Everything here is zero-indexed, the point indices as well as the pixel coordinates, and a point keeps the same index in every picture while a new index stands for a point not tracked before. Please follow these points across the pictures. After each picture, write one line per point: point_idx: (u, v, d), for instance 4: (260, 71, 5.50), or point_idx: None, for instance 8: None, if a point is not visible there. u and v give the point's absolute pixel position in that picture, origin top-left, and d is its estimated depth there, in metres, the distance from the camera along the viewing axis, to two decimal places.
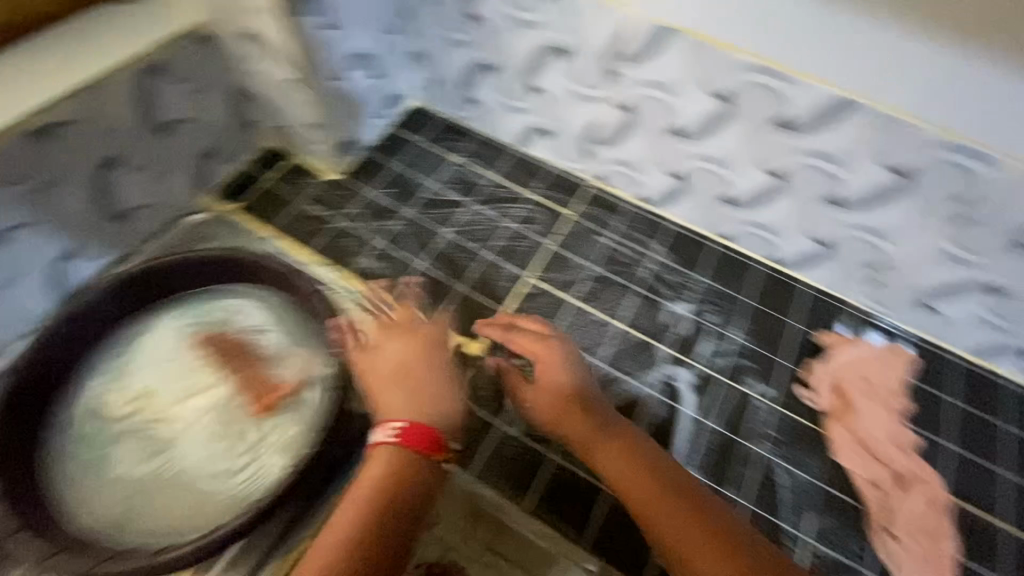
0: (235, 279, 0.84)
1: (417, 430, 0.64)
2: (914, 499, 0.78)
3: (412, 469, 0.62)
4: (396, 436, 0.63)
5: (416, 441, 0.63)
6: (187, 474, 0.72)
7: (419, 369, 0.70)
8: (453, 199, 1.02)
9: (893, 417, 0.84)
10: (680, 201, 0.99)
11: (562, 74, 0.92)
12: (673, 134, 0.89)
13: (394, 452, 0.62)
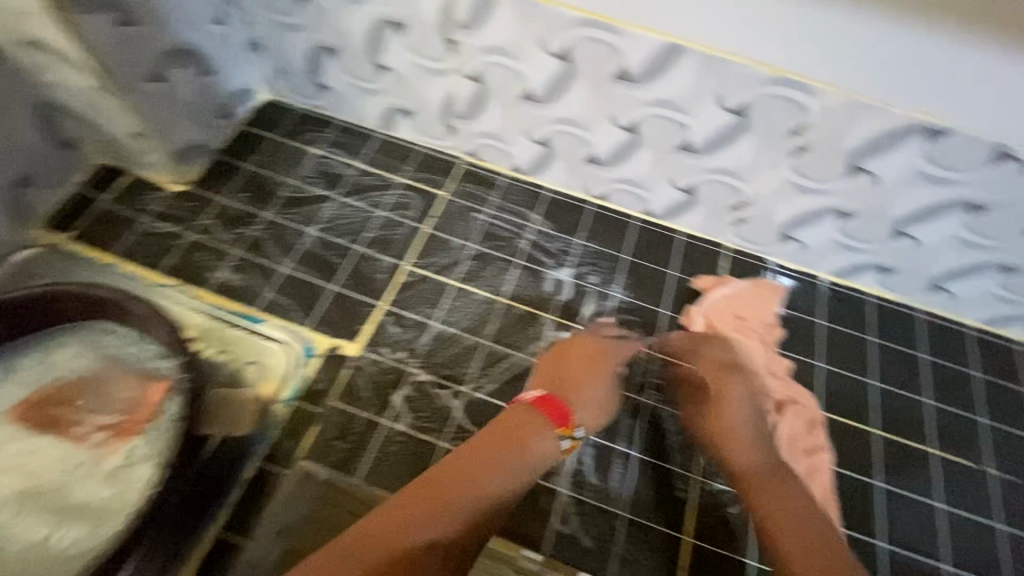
0: (65, 316, 0.76)
1: (549, 401, 0.75)
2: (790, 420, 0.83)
3: (525, 432, 0.71)
4: (530, 399, 0.75)
5: (547, 410, 0.74)
6: (38, 534, 0.66)
7: (578, 370, 0.79)
8: (317, 194, 0.97)
9: (764, 347, 0.88)
10: (550, 167, 0.98)
11: (404, 50, 0.87)
12: (526, 100, 0.87)
13: (529, 411, 0.74)
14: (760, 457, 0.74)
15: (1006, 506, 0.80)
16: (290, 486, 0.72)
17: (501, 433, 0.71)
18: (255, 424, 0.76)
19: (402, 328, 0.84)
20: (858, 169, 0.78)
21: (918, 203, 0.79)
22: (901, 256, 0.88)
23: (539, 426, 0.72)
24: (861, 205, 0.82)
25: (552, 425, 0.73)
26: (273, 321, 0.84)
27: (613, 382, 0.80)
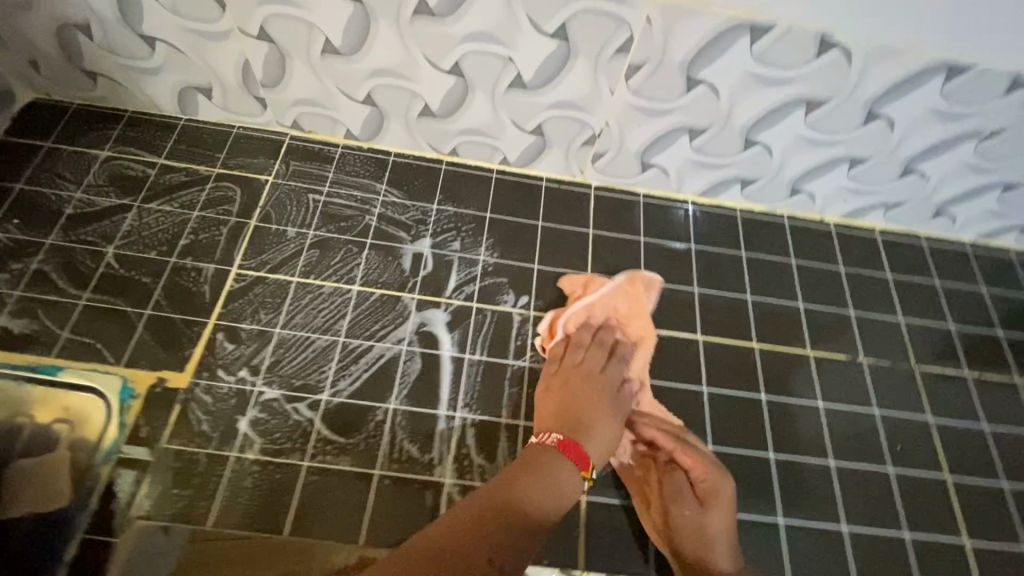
0: None
1: (572, 445, 0.69)
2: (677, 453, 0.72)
3: (554, 482, 0.66)
4: (556, 442, 0.68)
5: (573, 454, 0.68)
6: None
7: (586, 400, 0.73)
8: (112, 204, 0.80)
9: (631, 369, 0.78)
10: (386, 128, 0.87)
11: (167, 14, 0.73)
12: (329, 55, 0.75)
13: (556, 456, 0.67)
14: (717, 536, 0.68)
15: (879, 389, 0.83)
16: (124, 556, 0.61)
17: (540, 479, 0.66)
18: (73, 491, 0.63)
19: (238, 343, 0.73)
20: (693, 81, 0.73)
21: (760, 108, 0.76)
22: (755, 165, 0.86)
23: (565, 476, 0.67)
24: (706, 119, 0.79)
25: (577, 472, 0.68)
26: (75, 366, 0.69)
27: (602, 428, 0.72)
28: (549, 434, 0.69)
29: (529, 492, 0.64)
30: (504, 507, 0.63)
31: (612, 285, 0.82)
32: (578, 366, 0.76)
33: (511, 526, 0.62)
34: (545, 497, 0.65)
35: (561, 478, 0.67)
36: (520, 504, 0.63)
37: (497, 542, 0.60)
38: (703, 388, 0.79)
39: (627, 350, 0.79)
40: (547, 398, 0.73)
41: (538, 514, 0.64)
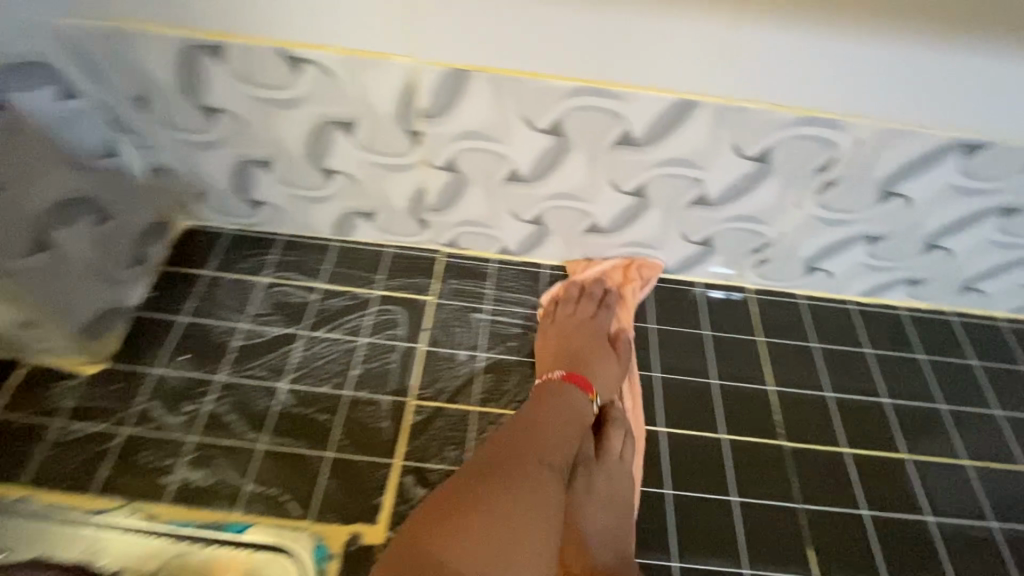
0: None
1: (575, 374, 0.73)
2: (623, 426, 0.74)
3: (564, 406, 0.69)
4: (560, 376, 0.72)
5: (579, 383, 0.72)
6: None
7: (586, 350, 0.77)
8: (278, 334, 0.79)
9: (625, 325, 0.82)
10: (544, 244, 0.85)
11: (353, 149, 0.72)
12: (512, 181, 0.74)
13: (554, 385, 0.72)
14: (614, 519, 0.67)
15: None
16: None
17: (551, 409, 0.68)
18: None
19: (429, 488, 0.67)
20: (890, 194, 0.72)
21: (951, 216, 0.74)
22: (932, 267, 0.83)
23: (569, 398, 0.70)
24: (892, 228, 0.76)
25: (584, 396, 0.71)
26: (260, 522, 0.65)
27: (597, 357, 0.77)
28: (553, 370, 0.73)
29: (547, 415, 0.66)
30: (530, 429, 0.64)
31: (608, 261, 0.84)
32: (573, 317, 0.80)
33: (545, 437, 0.63)
34: (561, 416, 0.67)
35: (562, 405, 0.69)
36: (541, 424, 0.65)
37: (544, 446, 0.62)
38: (929, 516, 0.71)
39: (614, 304, 0.82)
40: (546, 339, 0.79)
41: (563, 427, 0.66)
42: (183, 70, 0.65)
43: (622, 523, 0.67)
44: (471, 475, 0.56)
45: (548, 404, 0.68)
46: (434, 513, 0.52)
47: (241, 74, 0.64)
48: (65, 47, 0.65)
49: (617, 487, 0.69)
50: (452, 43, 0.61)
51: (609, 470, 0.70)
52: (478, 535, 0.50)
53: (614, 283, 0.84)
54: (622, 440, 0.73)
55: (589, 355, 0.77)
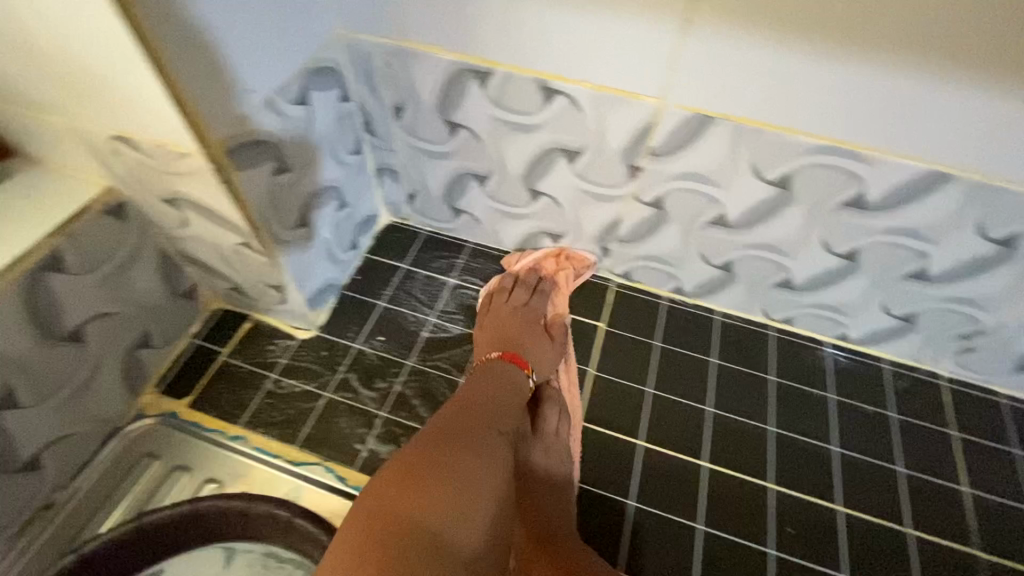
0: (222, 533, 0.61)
1: (510, 354, 0.76)
2: (557, 407, 0.77)
3: (502, 380, 0.71)
4: (497, 355, 0.75)
5: (515, 360, 0.75)
6: None
7: (520, 335, 0.79)
8: (463, 334, 0.84)
9: (559, 314, 0.85)
10: (724, 291, 0.85)
11: (570, 176, 0.77)
12: (715, 226, 0.75)
13: (493, 365, 0.73)
14: (544, 481, 0.73)
15: None
16: None
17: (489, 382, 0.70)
18: None
19: (588, 507, 0.73)
20: None
21: None
22: None
23: (508, 375, 0.72)
24: None
25: (520, 371, 0.73)
26: None
27: (532, 343, 0.79)
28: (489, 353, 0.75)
29: (489, 387, 0.69)
30: (479, 400, 0.65)
31: (541, 249, 0.90)
32: (508, 305, 0.83)
33: (491, 405, 0.65)
34: (504, 391, 0.69)
35: (496, 377, 0.71)
36: (487, 398, 0.66)
37: (490, 411, 0.64)
38: None
39: (548, 292, 0.86)
40: (483, 330, 0.81)
41: (503, 397, 0.68)
42: (446, 88, 0.72)
43: (555, 495, 0.72)
44: (435, 432, 0.57)
45: (487, 378, 0.70)
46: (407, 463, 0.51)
47: (496, 98, 0.70)
48: (353, 55, 0.72)
49: (549, 460, 0.74)
50: (705, 90, 0.61)
51: (541, 444, 0.75)
52: (457, 484, 0.50)
53: (547, 273, 0.88)
54: (557, 419, 0.77)
55: (528, 337, 0.80)
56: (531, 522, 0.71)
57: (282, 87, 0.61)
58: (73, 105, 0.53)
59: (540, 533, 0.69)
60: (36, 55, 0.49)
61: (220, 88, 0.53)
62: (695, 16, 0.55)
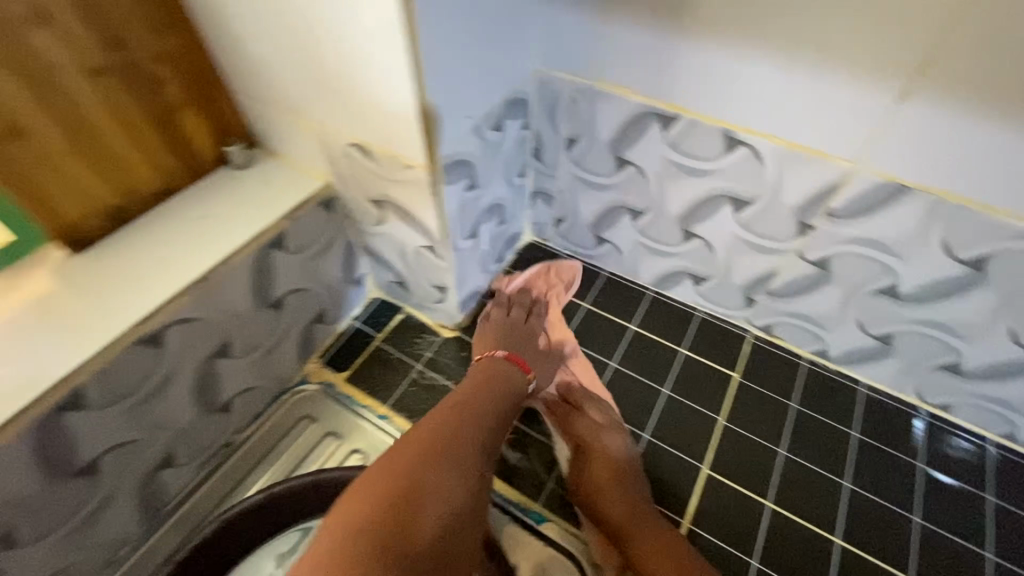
0: None
1: (513, 356, 0.78)
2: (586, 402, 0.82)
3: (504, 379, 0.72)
4: (502, 355, 0.76)
5: (515, 362, 0.76)
6: None
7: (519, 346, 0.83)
8: (595, 360, 0.88)
9: (558, 327, 0.91)
10: (875, 362, 0.82)
11: (731, 223, 0.77)
12: (881, 294, 0.73)
13: (493, 362, 0.75)
14: (616, 465, 0.74)
15: None
16: None
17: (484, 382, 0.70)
18: None
19: (712, 558, 0.71)
20: None
21: None
22: None
23: (510, 377, 0.73)
24: None
25: (521, 374, 0.75)
26: (557, 522, 0.74)
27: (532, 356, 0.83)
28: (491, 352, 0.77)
29: (487, 388, 0.70)
30: (480, 398, 0.67)
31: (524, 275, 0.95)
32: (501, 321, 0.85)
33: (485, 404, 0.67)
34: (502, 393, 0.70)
35: (497, 380, 0.72)
36: (486, 396, 0.68)
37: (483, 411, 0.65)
38: None
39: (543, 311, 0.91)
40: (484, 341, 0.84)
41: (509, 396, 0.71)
42: (627, 126, 0.75)
43: (632, 475, 0.74)
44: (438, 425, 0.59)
45: (495, 374, 0.72)
46: (413, 453, 0.54)
47: (675, 142, 0.73)
48: (542, 88, 0.78)
49: (604, 442, 0.76)
50: (907, 159, 0.60)
51: (598, 430, 0.78)
52: (450, 484, 0.54)
53: (541, 294, 0.94)
54: (597, 411, 0.81)
55: (529, 345, 0.84)
56: (613, 504, 0.71)
57: (488, 114, 0.68)
58: (326, 113, 0.63)
59: (625, 514, 0.70)
60: (313, 69, 0.59)
61: (452, 110, 0.60)
62: (915, 88, 0.55)
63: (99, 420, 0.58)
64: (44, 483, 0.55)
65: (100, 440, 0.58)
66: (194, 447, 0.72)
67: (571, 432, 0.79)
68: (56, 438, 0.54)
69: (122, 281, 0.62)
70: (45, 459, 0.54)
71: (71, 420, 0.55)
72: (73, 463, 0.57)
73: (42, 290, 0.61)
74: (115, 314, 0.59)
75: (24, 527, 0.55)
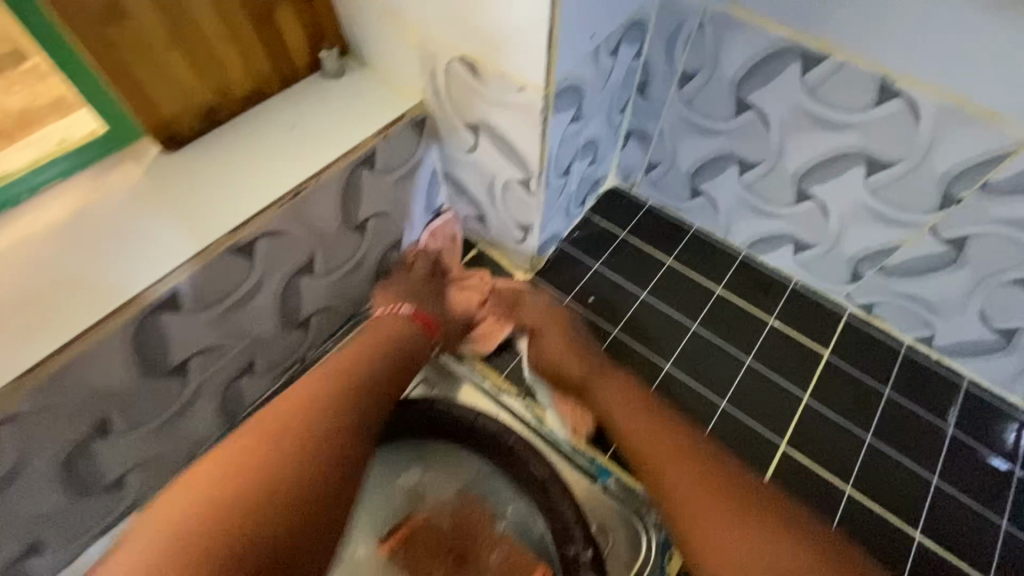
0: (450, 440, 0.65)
1: (421, 314, 0.69)
2: (530, 315, 0.77)
3: (405, 333, 0.65)
4: (405, 312, 0.68)
5: (419, 321, 0.68)
6: None
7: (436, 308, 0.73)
8: (674, 319, 0.84)
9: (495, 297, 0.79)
10: (988, 358, 0.75)
11: (858, 188, 0.69)
12: (1023, 286, 0.65)
13: (398, 322, 0.66)
14: (571, 339, 0.73)
15: None
16: None
17: (370, 332, 0.64)
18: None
19: None
20: None
21: None
22: None
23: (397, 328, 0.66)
24: None
25: (422, 331, 0.67)
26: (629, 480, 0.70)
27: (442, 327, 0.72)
28: (397, 306, 0.68)
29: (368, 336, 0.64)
30: (364, 350, 0.61)
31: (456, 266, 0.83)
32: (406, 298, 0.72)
33: (366, 356, 0.61)
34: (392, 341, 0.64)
35: (390, 329, 0.65)
36: (377, 349, 0.62)
37: (362, 362, 0.60)
38: None
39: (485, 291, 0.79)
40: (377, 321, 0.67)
41: (399, 352, 0.63)
42: (759, 65, 0.67)
43: (586, 348, 0.73)
44: (248, 450, 0.52)
45: (357, 347, 0.62)
46: (227, 474, 0.50)
47: (813, 88, 0.64)
48: (666, 12, 0.69)
49: (555, 325, 0.75)
50: None
51: (542, 310, 0.77)
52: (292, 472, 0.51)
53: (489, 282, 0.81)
54: (532, 299, 0.78)
55: (428, 295, 0.74)
56: (569, 366, 0.71)
57: (609, 37, 0.61)
58: (435, 20, 0.57)
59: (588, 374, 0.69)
60: None
61: (577, 27, 0.53)
62: None
63: (189, 322, 0.57)
64: (138, 375, 0.56)
65: (189, 341, 0.58)
66: (272, 358, 0.72)
67: (520, 323, 0.77)
68: (151, 332, 0.54)
69: (214, 186, 0.60)
70: (139, 352, 0.54)
71: (166, 318, 0.55)
72: (165, 361, 0.58)
73: (137, 186, 0.60)
74: (211, 216, 0.57)
75: (119, 416, 0.56)
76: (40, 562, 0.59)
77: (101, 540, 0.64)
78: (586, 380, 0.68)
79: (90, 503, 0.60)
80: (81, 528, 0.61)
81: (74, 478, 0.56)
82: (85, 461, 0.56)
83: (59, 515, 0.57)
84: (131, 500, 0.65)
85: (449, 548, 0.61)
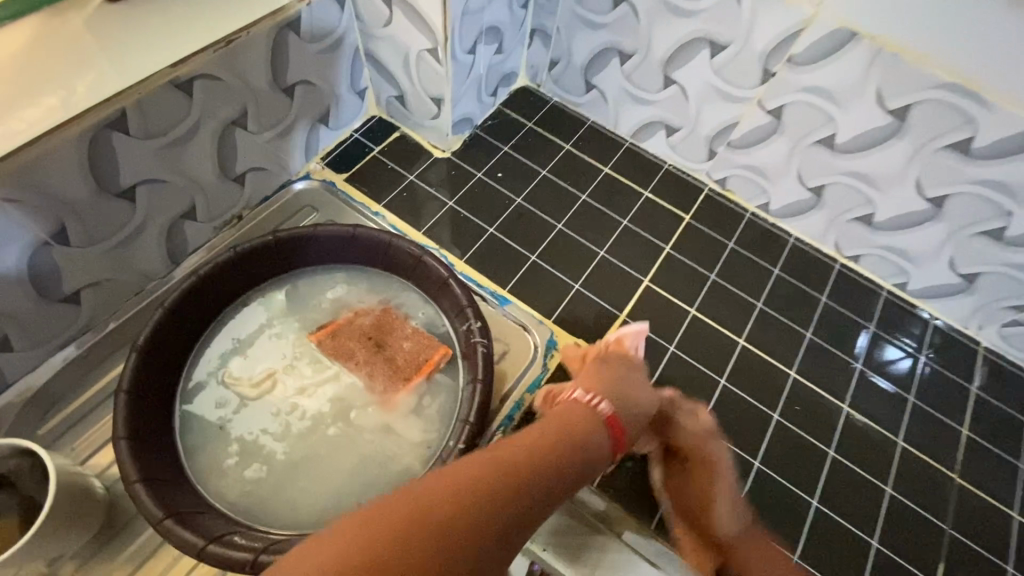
0: (367, 259, 0.75)
1: (618, 426, 0.60)
2: (706, 484, 0.71)
3: (583, 452, 0.53)
4: (604, 414, 0.59)
5: (613, 430, 0.59)
6: (330, 450, 0.66)
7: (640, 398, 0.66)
8: (568, 192, 1.00)
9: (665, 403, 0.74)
10: (805, 216, 0.95)
11: (706, 69, 0.86)
12: (820, 145, 0.84)
13: (593, 417, 0.58)
14: (737, 510, 0.70)
15: None
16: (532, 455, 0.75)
17: (561, 426, 0.55)
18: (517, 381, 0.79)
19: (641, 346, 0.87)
20: None
21: None
22: None
23: (591, 430, 0.56)
24: None
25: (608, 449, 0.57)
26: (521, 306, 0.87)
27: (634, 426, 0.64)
28: (603, 402, 0.60)
29: (561, 423, 0.56)
30: (559, 447, 0.52)
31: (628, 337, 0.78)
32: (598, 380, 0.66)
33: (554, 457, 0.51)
34: (586, 449, 0.55)
35: (591, 433, 0.56)
36: (565, 446, 0.53)
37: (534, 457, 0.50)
38: None
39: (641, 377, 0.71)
40: (574, 407, 0.59)
41: (583, 465, 0.53)
42: None
43: (737, 509, 0.71)
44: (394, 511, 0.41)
45: (549, 437, 0.52)
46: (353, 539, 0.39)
47: None
48: None
49: (722, 477, 0.72)
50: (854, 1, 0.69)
51: (716, 452, 0.73)
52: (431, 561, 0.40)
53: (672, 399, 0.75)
54: (699, 440, 0.73)
55: (629, 389, 0.66)
56: (722, 526, 0.69)
57: None
58: None
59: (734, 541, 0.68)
60: None
61: None
62: None
63: (136, 148, 0.66)
64: (92, 190, 0.64)
65: (136, 167, 0.68)
66: (212, 208, 0.82)
67: (673, 437, 0.74)
68: (104, 149, 0.63)
69: (154, 32, 0.68)
70: (91, 167, 0.63)
71: (117, 138, 0.64)
72: (115, 182, 0.67)
73: (81, 31, 0.68)
74: (154, 55, 0.66)
75: (75, 227, 0.65)
76: (7, 360, 0.68)
77: (59, 352, 0.72)
78: (737, 543, 0.68)
79: (51, 313, 0.69)
80: (43, 336, 0.70)
81: (37, 281, 0.65)
82: (47, 265, 0.65)
83: (24, 317, 0.66)
84: (87, 321, 0.74)
85: (366, 336, 0.72)
